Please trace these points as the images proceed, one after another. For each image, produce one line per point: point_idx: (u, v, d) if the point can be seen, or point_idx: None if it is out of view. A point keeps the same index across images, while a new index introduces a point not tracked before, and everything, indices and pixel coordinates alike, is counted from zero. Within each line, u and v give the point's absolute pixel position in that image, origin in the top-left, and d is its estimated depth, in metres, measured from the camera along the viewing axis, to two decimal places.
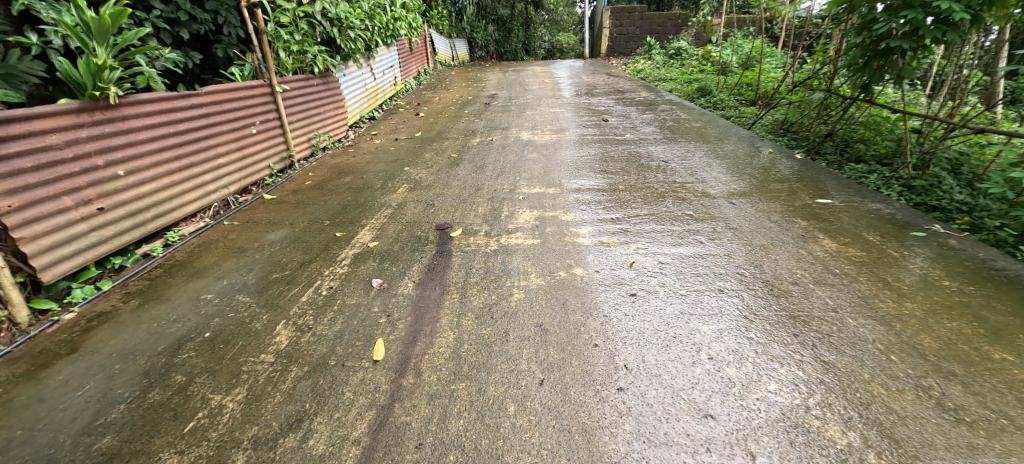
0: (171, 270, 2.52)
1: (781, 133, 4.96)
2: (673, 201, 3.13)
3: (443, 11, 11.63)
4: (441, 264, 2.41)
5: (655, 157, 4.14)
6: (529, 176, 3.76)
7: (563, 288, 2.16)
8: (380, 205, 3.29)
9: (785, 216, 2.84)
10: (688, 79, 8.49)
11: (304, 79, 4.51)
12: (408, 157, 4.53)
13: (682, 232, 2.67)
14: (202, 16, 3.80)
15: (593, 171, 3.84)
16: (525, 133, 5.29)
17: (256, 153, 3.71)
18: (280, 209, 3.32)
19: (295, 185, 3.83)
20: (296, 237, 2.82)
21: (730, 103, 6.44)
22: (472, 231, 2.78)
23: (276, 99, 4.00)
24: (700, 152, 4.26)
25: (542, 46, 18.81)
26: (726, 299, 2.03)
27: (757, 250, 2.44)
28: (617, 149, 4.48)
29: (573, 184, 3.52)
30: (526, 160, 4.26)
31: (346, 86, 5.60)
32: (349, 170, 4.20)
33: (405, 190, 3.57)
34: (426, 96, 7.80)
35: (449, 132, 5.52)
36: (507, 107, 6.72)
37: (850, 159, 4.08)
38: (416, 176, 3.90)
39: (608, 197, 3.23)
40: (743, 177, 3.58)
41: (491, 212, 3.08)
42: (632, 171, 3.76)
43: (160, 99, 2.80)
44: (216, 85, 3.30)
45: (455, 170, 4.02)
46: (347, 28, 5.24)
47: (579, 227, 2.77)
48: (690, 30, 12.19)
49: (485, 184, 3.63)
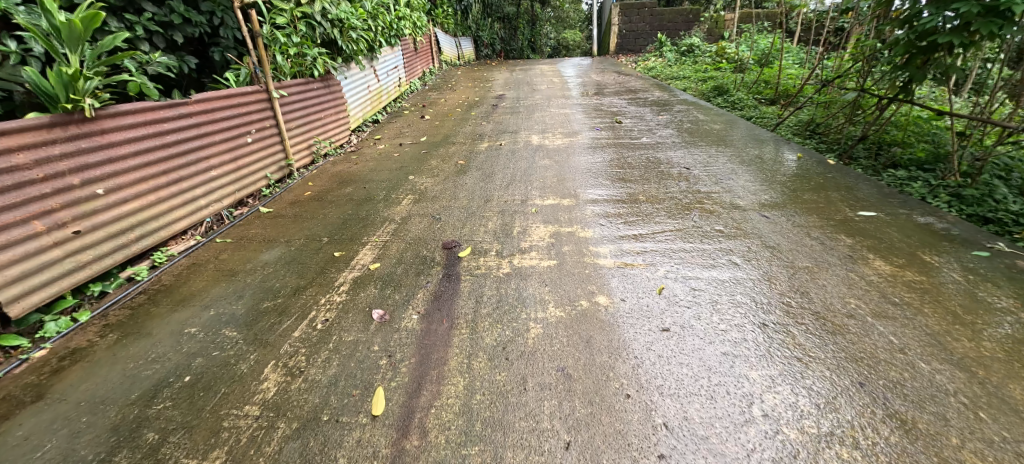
0: (155, 297, 2.31)
1: (807, 135, 4.68)
2: (700, 214, 2.87)
3: (448, 10, 11.39)
4: (449, 290, 2.18)
5: (676, 163, 3.88)
6: (541, 185, 3.52)
7: (587, 322, 1.92)
8: (383, 220, 3.07)
9: (826, 232, 2.59)
10: (702, 77, 8.19)
11: (303, 83, 4.29)
12: (413, 164, 4.31)
13: (714, 251, 2.42)
14: (197, 19, 3.63)
15: (609, 179, 3.58)
16: (535, 136, 5.05)
17: (253, 163, 3.51)
18: (277, 224, 3.12)
19: (294, 196, 3.63)
20: (291, 258, 2.60)
21: (748, 102, 6.15)
22: (483, 251, 2.54)
23: (273, 105, 3.77)
24: (723, 157, 3.99)
25: (548, 43, 18.55)
26: (774, 337, 1.78)
27: (799, 274, 2.19)
28: (634, 154, 4.22)
29: (590, 195, 3.27)
30: (537, 167, 4.01)
31: (348, 89, 5.38)
32: (350, 179, 3.98)
33: (409, 202, 3.35)
34: (431, 97, 7.57)
35: (456, 136, 5.29)
36: (515, 109, 6.48)
37: (885, 165, 3.80)
38: (421, 186, 3.68)
39: (628, 210, 2.98)
40: (774, 186, 3.31)
41: (502, 227, 2.84)
42: (652, 180, 3.51)
43: (146, 110, 2.59)
44: (208, 92, 3.08)
45: (462, 179, 3.80)
46: (348, 28, 5.01)
47: (599, 246, 2.53)
48: (702, 26, 11.85)
49: (495, 194, 3.39)
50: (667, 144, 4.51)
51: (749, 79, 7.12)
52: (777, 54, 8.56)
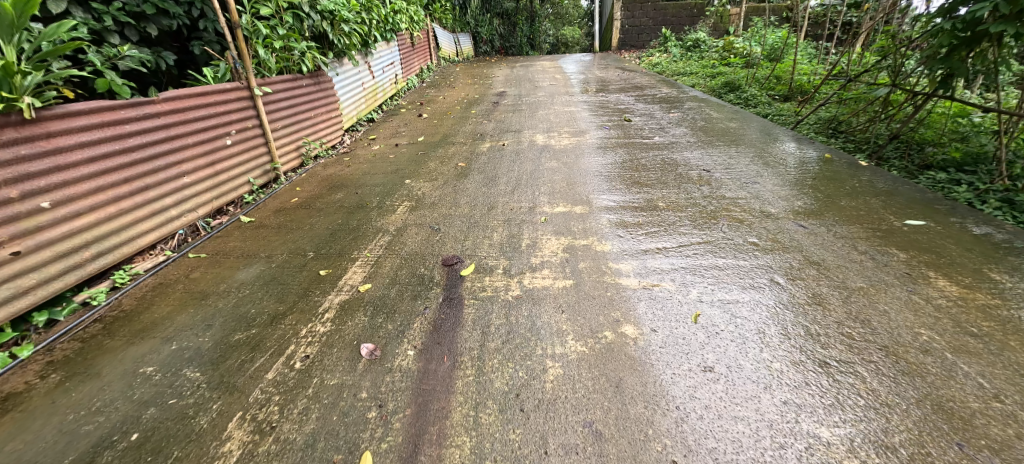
0: (112, 327, 2.01)
1: (829, 134, 4.38)
2: (729, 224, 2.57)
3: (446, 5, 11.06)
4: (450, 318, 1.88)
5: (694, 165, 3.58)
6: (549, 190, 3.22)
7: (613, 361, 1.62)
8: (376, 231, 2.77)
9: (875, 245, 2.29)
10: (711, 73, 7.89)
11: (291, 79, 3.97)
12: (410, 167, 4.00)
13: (752, 268, 2.13)
14: (174, 10, 3.35)
15: (624, 183, 3.28)
16: (540, 136, 4.75)
17: (233, 168, 3.21)
18: (257, 235, 2.82)
19: (279, 203, 3.33)
20: (271, 278, 2.30)
21: (762, 99, 5.85)
22: (488, 269, 2.24)
23: (256, 104, 3.44)
24: (744, 158, 3.69)
25: (547, 40, 18.23)
26: (837, 381, 1.49)
27: (854, 297, 1.90)
28: (647, 155, 3.92)
29: (604, 202, 2.97)
30: (543, 170, 3.71)
31: (341, 86, 5.06)
32: (341, 184, 3.68)
33: (406, 209, 3.05)
34: (429, 95, 7.24)
35: (455, 136, 4.98)
36: (517, 107, 6.18)
37: (919, 167, 3.52)
38: (419, 191, 3.37)
39: (648, 219, 2.68)
40: (805, 191, 3.02)
41: (508, 240, 2.54)
42: (671, 184, 3.21)
43: (104, 110, 2.30)
44: (178, 90, 2.77)
45: (463, 183, 3.50)
46: (340, 21, 4.69)
47: (620, 263, 2.23)
48: (707, 21, 11.55)
49: (500, 201, 3.08)
50: (682, 144, 4.21)
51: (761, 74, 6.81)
52: (787, 49, 8.28)
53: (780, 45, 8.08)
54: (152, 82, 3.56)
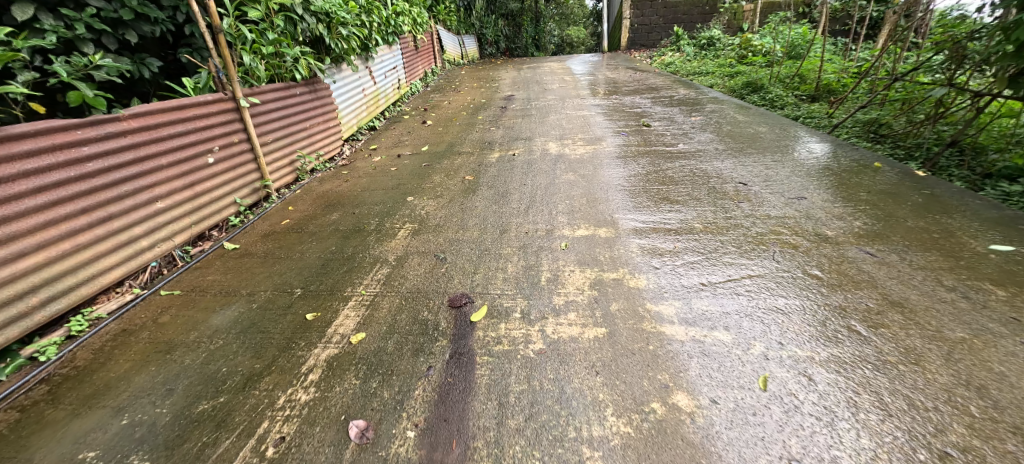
0: (59, 390, 1.73)
1: (872, 138, 4.00)
2: (780, 252, 2.21)
3: (451, 7, 10.79)
4: (459, 384, 1.55)
5: (729, 177, 3.22)
6: (568, 209, 2.88)
7: (668, 449, 1.30)
8: (374, 260, 2.44)
9: (966, 279, 1.92)
10: (729, 72, 7.50)
11: (282, 87, 3.64)
12: (412, 182, 3.67)
13: (819, 312, 1.76)
14: (156, 15, 3.02)
15: (651, 199, 2.93)
16: (553, 144, 4.41)
17: (216, 188, 2.89)
18: (241, 266, 2.51)
19: (269, 226, 3.01)
20: (250, 323, 1.97)
21: (790, 100, 5.46)
22: (503, 312, 1.90)
23: (242, 116, 3.10)
24: (783, 168, 3.33)
25: (553, 40, 17.87)
26: None
27: (958, 353, 1.54)
28: (673, 165, 3.56)
29: (631, 223, 2.61)
30: (559, 183, 3.36)
31: (339, 94, 4.74)
32: (338, 202, 3.35)
33: (407, 233, 2.72)
34: (434, 100, 6.92)
35: (462, 145, 4.65)
36: (527, 111, 5.84)
37: (980, 175, 3.12)
38: (422, 211, 3.04)
39: (685, 245, 2.33)
40: (861, 208, 2.65)
41: (525, 272, 2.19)
42: (705, 200, 2.86)
43: (57, 131, 2.02)
44: (149, 104, 2.45)
45: (471, 200, 3.17)
46: (337, 24, 4.36)
47: (660, 303, 1.88)
48: (720, 18, 11.17)
49: (514, 223, 2.74)
50: (709, 152, 3.85)
51: (785, 73, 6.41)
52: (810, 45, 7.85)
53: (800, 42, 7.69)
54: (134, 93, 3.26)
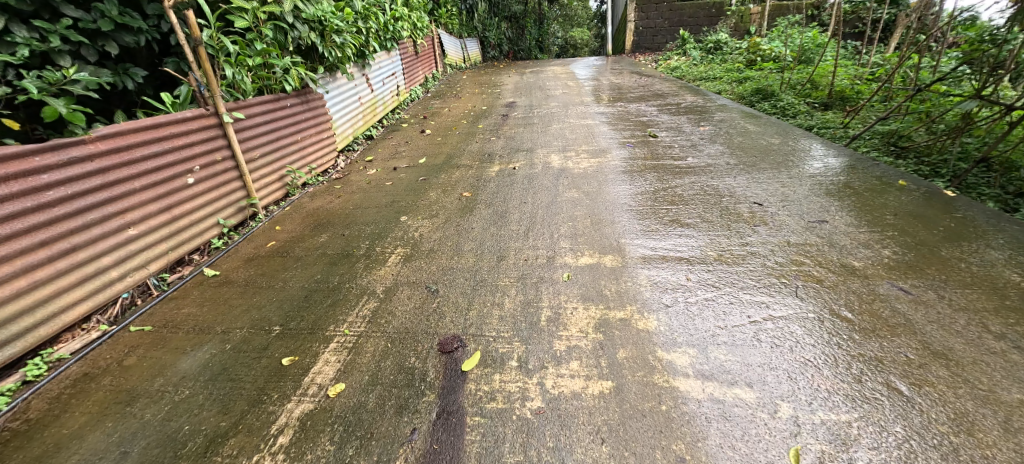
0: (4, 451, 1.55)
1: (893, 151, 3.82)
2: (803, 287, 2.05)
3: (452, 10, 10.59)
4: (446, 452, 1.40)
5: (742, 196, 3.03)
6: (571, 232, 2.70)
7: None
8: (361, 291, 2.26)
9: (1014, 324, 1.78)
10: (737, 77, 7.29)
11: (272, 100, 3.47)
12: (407, 198, 3.50)
13: (852, 366, 1.62)
14: (138, 25, 2.84)
15: (660, 222, 2.74)
16: (555, 156, 4.22)
17: (197, 210, 2.72)
18: (219, 296, 2.34)
19: (253, 249, 2.85)
20: (220, 368, 1.80)
21: (802, 108, 5.25)
22: (499, 359, 1.72)
23: (226, 132, 2.94)
24: (799, 187, 3.14)
25: (555, 42, 17.68)
26: None
27: (1017, 421, 1.41)
28: (682, 181, 3.37)
29: (639, 251, 2.43)
30: (560, 202, 3.18)
31: (334, 103, 4.57)
32: (328, 222, 3.19)
33: (398, 260, 2.55)
34: (433, 107, 6.74)
35: (460, 157, 4.47)
36: (529, 119, 5.66)
37: (1012, 194, 2.94)
38: (415, 233, 2.86)
39: (698, 278, 2.14)
40: (889, 234, 2.48)
41: (523, 308, 2.01)
42: (718, 223, 2.67)
43: (10, 159, 1.86)
44: (119, 124, 2.29)
45: (468, 220, 2.99)
46: (331, 32, 4.18)
47: (673, 351, 1.71)
48: (726, 21, 10.98)
49: (513, 249, 2.56)
50: (720, 167, 3.65)
51: (795, 79, 6.20)
52: (821, 50, 7.64)
53: (810, 46, 7.50)
54: (116, 105, 3.10)
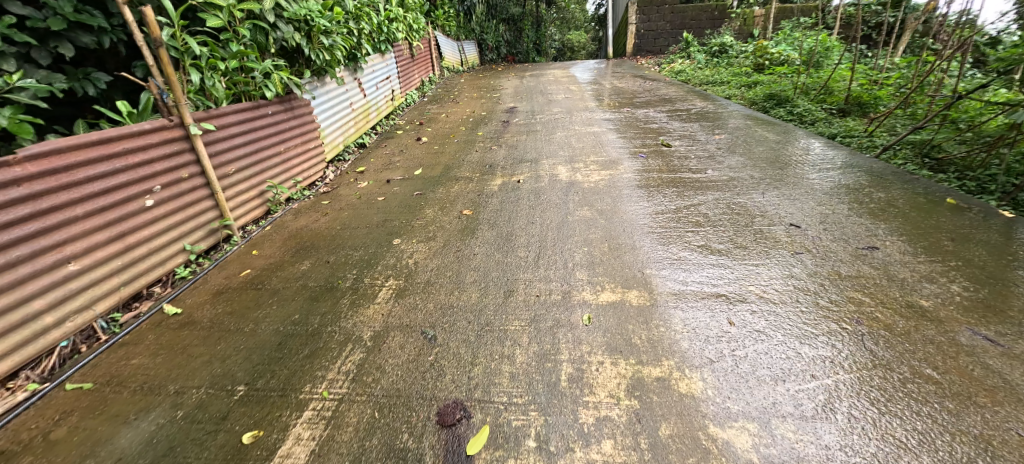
0: None
1: (930, 163, 3.51)
2: (869, 334, 1.73)
3: (450, 12, 10.31)
4: None
5: (776, 216, 2.71)
6: (587, 260, 2.37)
7: None
8: (345, 337, 1.93)
9: None
10: (746, 82, 7.00)
11: (250, 107, 3.13)
12: (401, 217, 3.16)
13: (956, 452, 1.31)
14: (100, 24, 2.43)
15: (688, 248, 2.41)
16: (562, 167, 3.91)
17: (157, 237, 2.39)
18: (176, 343, 2.02)
19: (224, 279, 2.52)
20: (166, 447, 1.50)
21: (821, 115, 4.94)
22: (512, 438, 1.43)
23: (193, 145, 2.59)
24: (837, 204, 2.82)
25: (553, 45, 17.43)
26: None
27: None
28: (705, 197, 3.05)
29: (669, 285, 2.10)
30: (571, 222, 2.84)
31: (323, 110, 4.23)
32: (312, 245, 2.85)
33: (389, 295, 2.22)
34: (430, 112, 6.41)
35: (459, 168, 4.13)
36: (531, 126, 5.33)
37: None
38: (409, 260, 2.52)
39: (743, 320, 1.82)
40: (953, 264, 2.16)
41: (538, 363, 1.68)
42: (754, 249, 2.35)
43: None
44: (54, 141, 1.98)
45: (469, 244, 2.66)
46: (318, 33, 3.83)
47: (731, 427, 1.40)
48: (730, 24, 10.69)
49: (522, 281, 2.23)
50: (744, 181, 3.33)
51: (811, 83, 5.89)
52: (832, 53, 7.36)
53: (821, 49, 7.22)
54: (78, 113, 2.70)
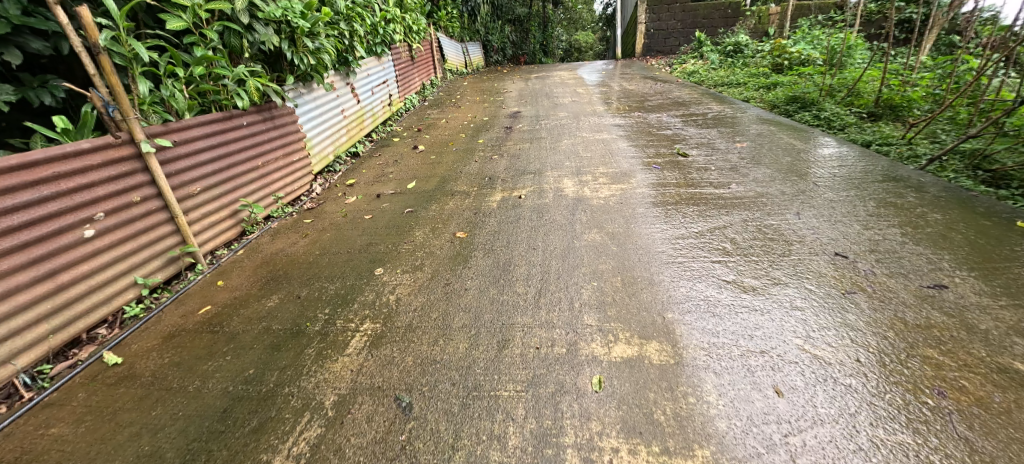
0: None
1: (985, 175, 3.09)
2: (960, 413, 1.39)
3: (453, 13, 9.99)
4: None
5: (816, 243, 2.33)
6: (596, 299, 2.01)
7: None
8: (303, 404, 1.60)
9: None
10: (765, 83, 6.59)
11: (220, 119, 2.81)
12: (387, 239, 2.81)
13: None
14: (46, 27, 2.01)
15: (716, 284, 2.05)
16: (568, 180, 3.56)
17: (100, 272, 2.09)
18: (109, 406, 1.72)
19: (179, 318, 2.20)
20: None
21: (851, 119, 4.54)
22: None
23: (148, 165, 2.29)
24: (887, 228, 2.44)
25: (560, 46, 17.07)
26: None
27: None
28: (732, 218, 2.68)
29: (697, 338, 1.72)
30: (578, 248, 2.48)
31: (309, 118, 3.91)
32: (285, 273, 2.51)
33: (362, 343, 1.88)
34: (430, 118, 6.08)
35: (455, 181, 3.78)
36: (535, 133, 4.99)
37: None
38: (389, 297, 2.18)
39: (794, 389, 1.48)
40: None
41: (535, 450, 1.38)
42: (795, 286, 1.98)
43: None
44: None
45: (460, 276, 2.31)
46: (302, 35, 3.50)
47: None
48: (745, 22, 10.24)
49: (519, 328, 1.88)
50: (775, 198, 2.94)
51: (836, 84, 5.47)
52: (856, 51, 6.92)
53: (844, 48, 6.79)
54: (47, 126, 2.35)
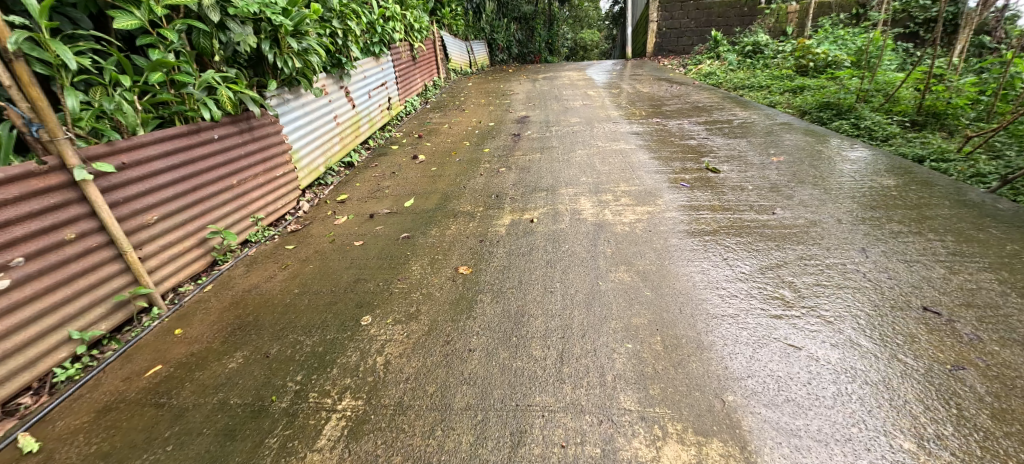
0: None
1: None
2: None
3: (457, 10, 9.55)
4: None
5: (896, 293, 1.93)
6: (635, 371, 1.61)
7: None
8: None
9: None
10: (790, 86, 6.15)
11: (186, 134, 2.42)
12: (378, 275, 2.41)
13: None
14: None
15: (783, 352, 1.64)
16: (585, 199, 3.15)
17: (19, 331, 1.69)
18: None
19: (121, 382, 1.81)
20: None
21: (895, 129, 4.12)
22: None
23: (85, 192, 1.89)
24: (976, 273, 2.03)
25: (565, 45, 16.61)
26: None
27: None
28: (787, 254, 2.26)
29: (772, 438, 1.35)
30: (604, 293, 2.07)
31: (296, 128, 3.51)
32: (255, 319, 2.11)
33: (340, 431, 1.49)
34: (431, 123, 5.67)
35: (458, 199, 3.37)
36: (545, 141, 4.58)
37: None
38: (377, 358, 1.78)
39: None
40: None
41: None
42: (885, 358, 1.59)
43: None
44: None
45: (463, 329, 1.91)
46: (286, 34, 3.10)
47: None
48: (763, 21, 9.77)
49: (538, 413, 1.48)
50: (831, 227, 2.52)
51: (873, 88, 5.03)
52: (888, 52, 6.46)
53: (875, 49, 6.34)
54: None
